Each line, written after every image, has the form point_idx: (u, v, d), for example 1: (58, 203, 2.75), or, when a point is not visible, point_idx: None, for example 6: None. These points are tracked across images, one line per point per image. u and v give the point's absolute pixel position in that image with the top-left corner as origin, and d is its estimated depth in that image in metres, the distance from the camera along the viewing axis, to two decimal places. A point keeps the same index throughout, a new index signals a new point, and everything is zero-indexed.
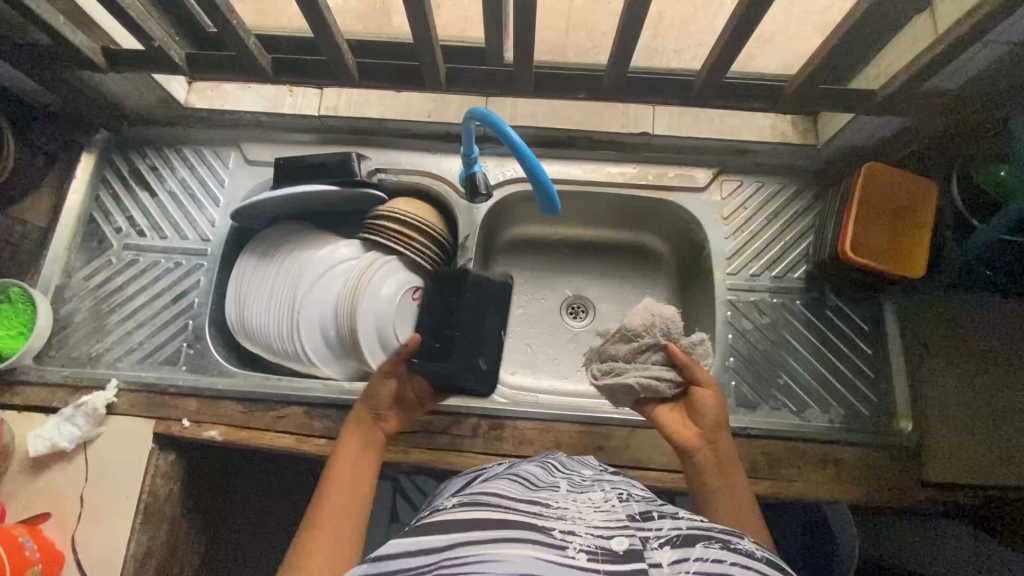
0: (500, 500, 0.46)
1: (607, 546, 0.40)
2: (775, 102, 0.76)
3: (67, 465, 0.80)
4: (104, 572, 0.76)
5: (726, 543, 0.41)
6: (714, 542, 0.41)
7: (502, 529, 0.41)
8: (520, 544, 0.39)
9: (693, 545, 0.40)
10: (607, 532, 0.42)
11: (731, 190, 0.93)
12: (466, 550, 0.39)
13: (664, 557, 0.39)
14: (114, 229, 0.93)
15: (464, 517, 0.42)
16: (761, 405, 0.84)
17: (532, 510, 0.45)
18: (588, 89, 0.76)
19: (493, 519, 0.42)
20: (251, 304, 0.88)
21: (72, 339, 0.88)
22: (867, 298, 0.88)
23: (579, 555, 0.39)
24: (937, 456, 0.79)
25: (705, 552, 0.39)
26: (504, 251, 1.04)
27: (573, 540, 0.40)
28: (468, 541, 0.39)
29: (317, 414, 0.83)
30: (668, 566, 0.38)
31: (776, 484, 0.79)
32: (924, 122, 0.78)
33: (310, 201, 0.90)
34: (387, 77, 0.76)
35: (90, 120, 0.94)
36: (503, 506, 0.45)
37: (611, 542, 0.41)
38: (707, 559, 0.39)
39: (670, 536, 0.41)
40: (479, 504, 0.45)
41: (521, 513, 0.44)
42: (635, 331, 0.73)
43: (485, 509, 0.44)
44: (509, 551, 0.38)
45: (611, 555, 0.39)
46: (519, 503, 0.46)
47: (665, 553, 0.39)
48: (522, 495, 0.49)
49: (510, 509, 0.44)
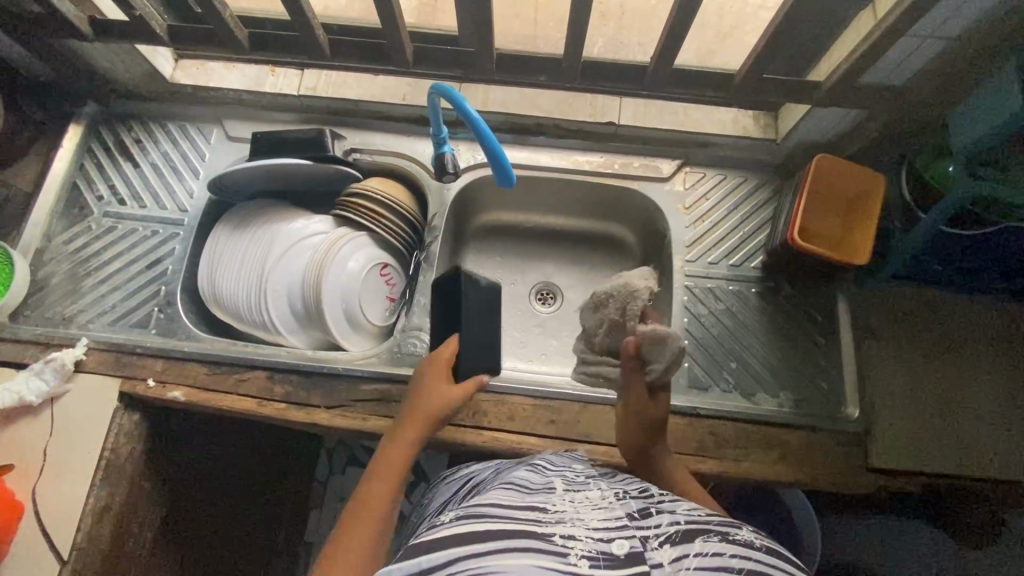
0: (503, 504, 0.49)
1: (608, 551, 0.44)
2: (726, 91, 0.80)
3: (34, 418, 0.83)
4: (63, 523, 0.78)
5: (724, 535, 0.46)
6: (713, 536, 0.46)
7: (507, 539, 0.43)
8: (526, 552, 0.42)
9: (692, 540, 0.45)
10: (607, 535, 0.45)
11: (694, 181, 0.96)
12: (473, 561, 0.40)
13: (664, 557, 0.43)
14: (96, 197, 0.97)
15: (468, 526, 0.44)
16: (712, 387, 0.86)
17: (534, 514, 0.47)
18: (549, 73, 0.80)
19: (496, 526, 0.44)
20: (221, 272, 0.91)
21: (47, 301, 0.91)
22: (821, 288, 0.90)
23: (581, 562, 0.42)
24: (881, 441, 0.81)
25: (704, 546, 0.44)
26: (476, 236, 1.07)
27: (574, 546, 0.43)
28: (474, 552, 0.41)
29: (278, 379, 0.85)
30: (669, 565, 0.42)
31: (722, 463, 0.81)
32: (872, 117, 0.82)
33: (285, 175, 0.93)
34: (358, 55, 0.80)
35: (79, 91, 0.98)
36: (506, 510, 0.47)
37: (612, 545, 0.44)
38: (707, 553, 0.44)
39: (668, 534, 0.46)
40: (481, 510, 0.47)
41: (525, 519, 0.46)
42: (597, 305, 0.80)
43: (487, 515, 0.46)
44: (517, 562, 0.41)
45: (614, 561, 0.43)
46: (521, 507, 0.49)
47: (665, 553, 0.44)
48: (522, 497, 0.52)
49: (514, 514, 0.47)
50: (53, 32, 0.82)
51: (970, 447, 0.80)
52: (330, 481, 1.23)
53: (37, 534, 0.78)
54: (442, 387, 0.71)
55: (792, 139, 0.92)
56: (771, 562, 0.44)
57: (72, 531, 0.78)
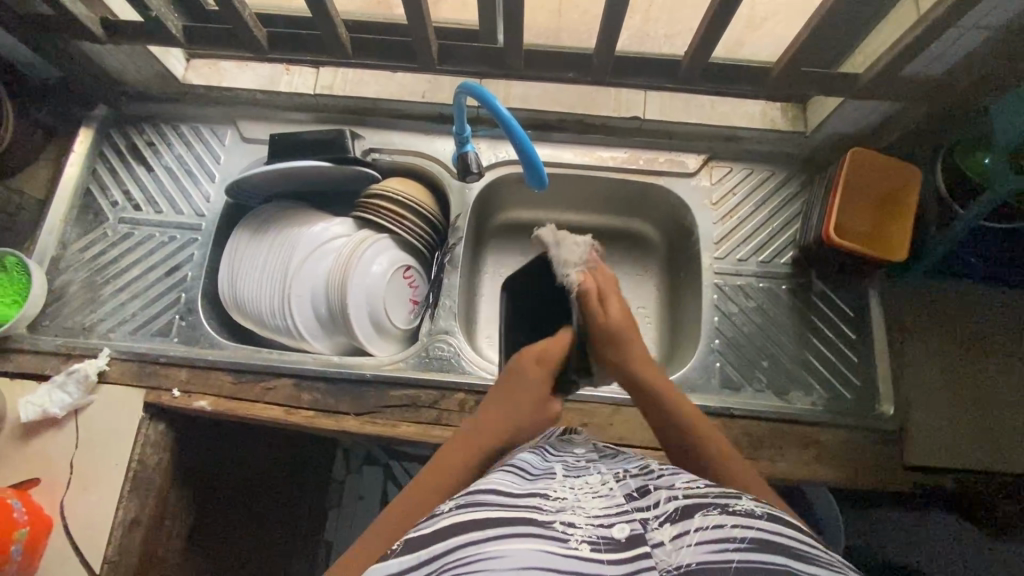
0: (503, 488, 0.47)
1: (608, 535, 0.42)
2: (761, 85, 0.78)
3: (58, 430, 0.81)
4: (93, 536, 0.78)
5: (723, 507, 0.44)
6: (713, 509, 0.44)
7: (504, 525, 0.42)
8: (526, 538, 0.41)
9: (691, 516, 0.43)
10: (606, 521, 0.44)
11: (721, 176, 0.94)
12: (471, 549, 0.41)
13: (665, 535, 0.42)
14: (110, 202, 0.94)
15: (463, 514, 0.44)
16: (744, 387, 0.85)
17: (535, 500, 0.45)
18: (577, 69, 0.77)
19: (493, 512, 0.43)
20: (243, 277, 0.90)
21: (65, 310, 0.89)
22: (853, 284, 0.89)
23: (581, 546, 0.41)
24: (916, 439, 0.80)
25: (704, 520, 0.42)
26: (495, 234, 1.05)
27: (574, 532, 0.42)
28: (472, 539, 0.41)
29: (305, 387, 0.83)
30: (669, 543, 0.42)
31: (758, 463, 0.80)
32: (909, 108, 0.80)
33: (304, 177, 0.91)
34: (379, 53, 0.77)
35: (89, 94, 0.95)
36: (503, 492, 0.46)
37: (611, 529, 0.43)
38: (708, 527, 0.42)
39: (667, 511, 0.44)
40: (481, 495, 0.46)
41: (524, 505, 0.44)
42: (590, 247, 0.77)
43: (486, 503, 0.44)
44: (518, 546, 0.40)
45: (614, 545, 0.42)
46: (521, 492, 0.46)
47: (664, 531, 0.43)
48: (522, 480, 0.49)
49: (513, 500, 0.45)
50: (64, 34, 0.79)
51: (1008, 443, 0.79)
52: (347, 481, 1.20)
53: (66, 547, 0.78)
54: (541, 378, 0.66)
55: (823, 130, 0.90)
56: (775, 530, 0.42)
57: (102, 543, 0.78)
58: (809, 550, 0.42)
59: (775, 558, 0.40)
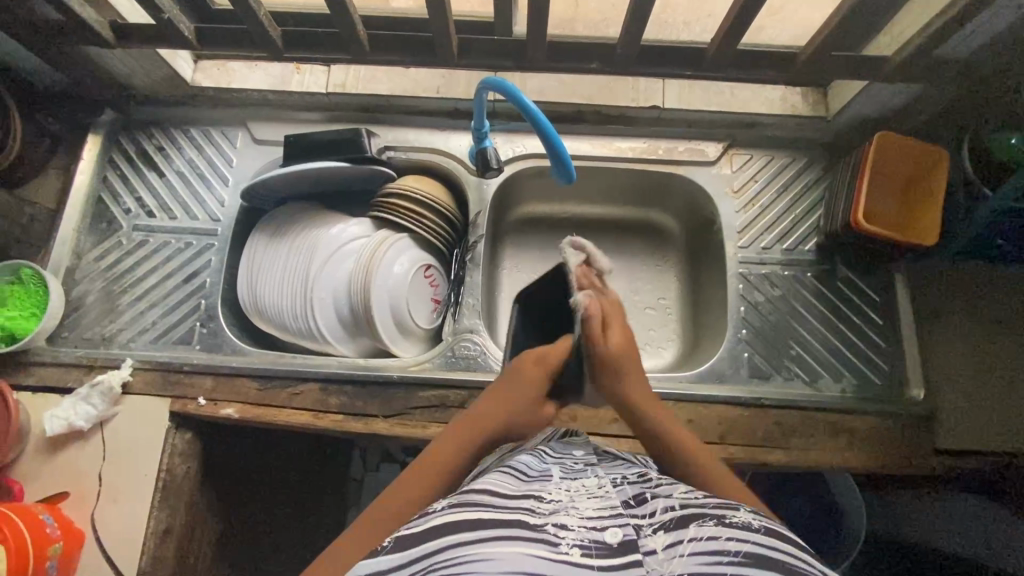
0: (497, 491, 0.46)
1: (602, 540, 0.41)
2: (788, 70, 0.76)
3: (85, 443, 0.81)
4: (126, 548, 0.77)
5: (720, 519, 0.43)
6: (707, 520, 0.42)
7: (497, 528, 0.41)
8: (517, 540, 0.40)
9: (686, 526, 0.42)
10: (600, 524, 0.43)
11: (741, 163, 0.93)
12: (461, 549, 0.39)
13: (658, 543, 0.41)
14: (123, 210, 0.93)
15: (458, 515, 0.42)
16: (774, 376, 0.84)
17: (529, 503, 0.45)
18: (600, 60, 0.76)
19: (488, 515, 0.42)
20: (263, 282, 0.89)
21: (84, 321, 0.88)
22: (878, 269, 0.88)
23: (572, 551, 0.40)
24: (946, 422, 0.80)
25: (698, 531, 0.41)
26: (512, 230, 1.04)
27: (566, 535, 0.41)
28: (463, 541, 0.40)
29: (333, 391, 0.83)
30: (662, 551, 0.41)
31: (790, 453, 0.79)
32: (936, 90, 0.79)
33: (321, 178, 0.89)
34: (398, 49, 0.76)
35: (96, 100, 0.93)
36: (499, 496, 0.45)
37: (605, 533, 0.42)
38: (702, 538, 0.41)
39: (662, 520, 0.43)
40: (475, 497, 0.45)
41: (518, 507, 0.44)
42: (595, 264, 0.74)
43: (480, 504, 0.44)
44: (509, 548, 0.39)
45: (606, 550, 0.41)
46: (515, 495, 0.46)
47: (658, 539, 0.42)
48: (518, 482, 0.49)
49: (505, 502, 0.44)
50: (74, 39, 0.77)
51: None
52: (364, 478, 1.17)
53: (99, 559, 0.77)
54: (528, 389, 0.68)
55: (845, 115, 0.88)
56: (771, 544, 0.41)
57: (135, 555, 0.77)
58: (804, 567, 0.40)
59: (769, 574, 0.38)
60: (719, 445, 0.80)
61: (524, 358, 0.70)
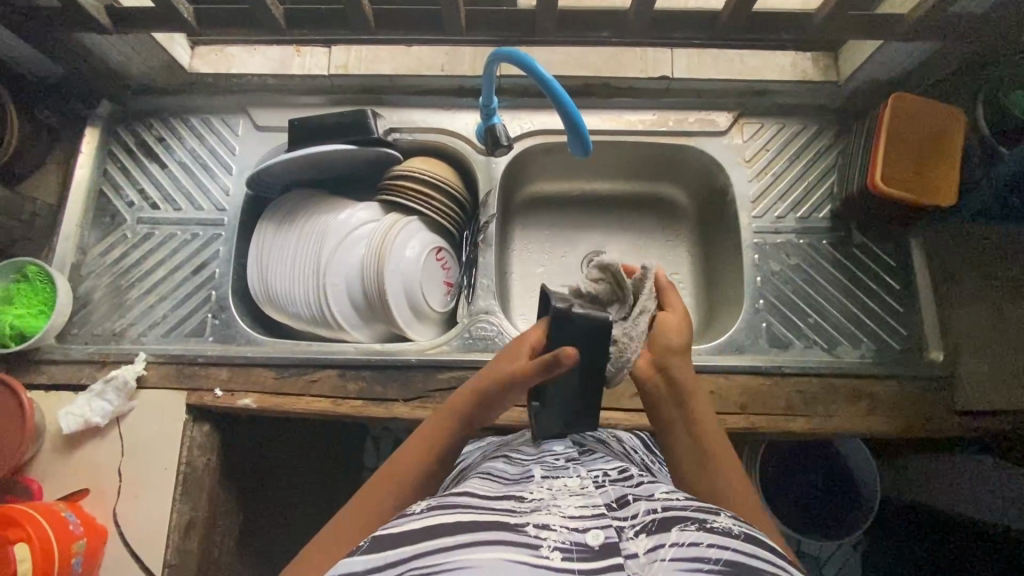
0: (477, 493, 0.47)
1: (582, 542, 0.40)
2: (802, 32, 0.75)
3: (102, 440, 0.80)
4: (150, 541, 0.77)
5: (701, 523, 0.42)
6: (690, 525, 0.42)
7: (476, 533, 0.40)
8: (498, 545, 0.39)
9: (668, 530, 0.42)
10: (581, 525, 0.42)
11: (752, 132, 0.92)
12: (442, 556, 0.38)
13: (640, 547, 0.40)
14: (126, 203, 0.91)
15: (436, 519, 0.42)
16: (793, 344, 0.84)
17: (509, 504, 0.45)
18: (611, 28, 0.74)
19: (467, 518, 0.42)
20: (273, 271, 0.87)
21: (94, 317, 0.87)
22: (893, 233, 0.88)
23: (553, 554, 0.39)
24: (969, 383, 0.79)
25: (681, 536, 0.41)
26: (521, 209, 1.02)
27: (547, 537, 0.40)
28: (441, 548, 0.39)
29: (351, 377, 0.82)
30: (644, 555, 0.40)
31: (812, 420, 0.79)
32: (951, 47, 0.77)
33: (327, 163, 0.88)
34: (403, 24, 0.74)
35: (93, 90, 0.91)
36: (480, 501, 0.45)
37: (586, 536, 0.41)
38: (683, 544, 0.40)
39: (644, 522, 0.43)
40: (456, 499, 0.45)
41: (498, 507, 0.44)
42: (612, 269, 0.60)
43: (460, 505, 0.44)
44: (486, 556, 0.38)
45: (588, 553, 0.39)
46: (495, 498, 0.46)
47: (640, 542, 0.41)
48: (497, 487, 0.49)
49: (485, 504, 0.44)
50: (70, 26, 0.74)
51: None
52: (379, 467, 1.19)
53: (123, 556, 0.77)
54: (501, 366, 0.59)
55: (857, 79, 0.87)
56: (750, 551, 0.41)
57: (160, 548, 0.77)
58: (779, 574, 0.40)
59: None
60: (741, 415, 0.79)
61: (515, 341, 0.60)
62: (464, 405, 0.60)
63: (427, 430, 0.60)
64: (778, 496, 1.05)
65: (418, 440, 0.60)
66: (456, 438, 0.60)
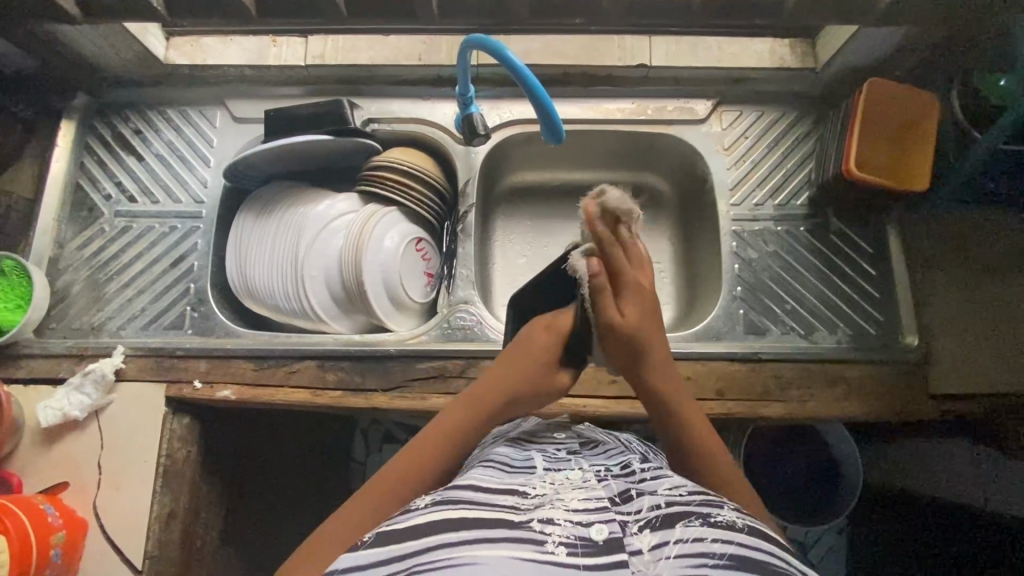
0: (480, 485, 0.46)
1: (586, 536, 0.41)
2: (775, 18, 0.75)
3: (81, 433, 0.80)
4: (131, 533, 0.77)
5: (705, 517, 0.44)
6: (694, 519, 0.43)
7: (482, 530, 0.41)
8: (503, 541, 0.40)
9: (672, 525, 0.43)
10: (585, 519, 0.43)
11: (731, 120, 0.92)
12: (447, 552, 0.39)
13: (644, 543, 0.42)
14: (103, 196, 0.91)
15: (445, 513, 0.42)
16: (770, 331, 0.84)
17: (512, 500, 0.45)
18: (584, 15, 0.74)
19: (473, 513, 0.42)
20: (253, 263, 0.87)
21: (72, 311, 0.86)
22: (869, 219, 0.88)
23: (559, 549, 0.40)
24: (939, 367, 0.80)
25: (684, 531, 0.42)
26: (502, 199, 1.02)
27: (552, 532, 0.41)
28: (445, 543, 0.40)
29: (330, 367, 0.82)
30: (648, 552, 0.41)
31: (788, 406, 0.79)
32: (926, 33, 0.77)
33: (304, 154, 0.88)
34: (376, 12, 0.74)
35: (68, 83, 0.90)
36: (485, 495, 0.45)
37: (590, 530, 0.42)
38: (686, 539, 0.41)
39: (648, 517, 0.44)
40: (460, 492, 0.45)
41: (502, 503, 0.44)
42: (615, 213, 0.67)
43: (465, 500, 0.44)
44: (491, 552, 0.39)
45: (592, 548, 0.41)
46: (500, 490, 0.46)
47: (644, 537, 0.42)
48: (502, 475, 0.49)
49: (490, 497, 0.44)
50: (39, 16, 0.74)
51: None
52: (368, 460, 1.19)
53: (104, 547, 0.77)
54: (526, 365, 0.67)
55: (834, 65, 0.87)
56: (753, 544, 0.42)
57: (141, 540, 0.77)
58: (784, 566, 0.41)
59: None
60: (718, 401, 0.79)
61: (531, 334, 0.69)
62: (489, 402, 0.63)
63: (447, 421, 0.62)
64: (764, 483, 1.06)
65: (438, 430, 0.61)
66: (478, 423, 0.62)
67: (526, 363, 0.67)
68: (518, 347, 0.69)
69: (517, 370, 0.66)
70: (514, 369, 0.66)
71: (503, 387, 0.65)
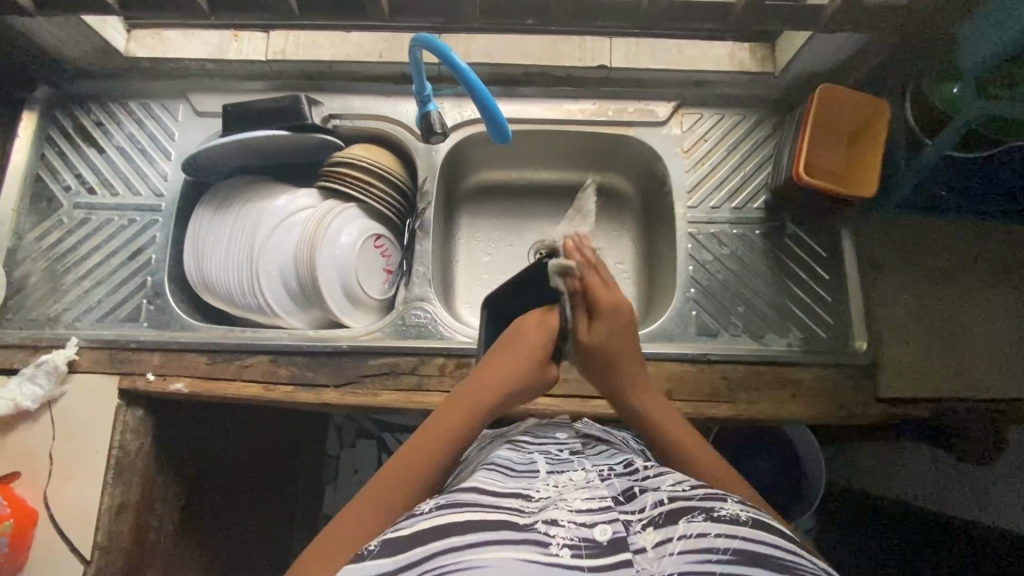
0: (487, 489, 0.47)
1: (591, 537, 0.42)
2: (726, 22, 0.76)
3: (33, 424, 0.80)
4: (81, 523, 0.77)
5: (708, 512, 0.44)
6: (697, 515, 0.44)
7: (484, 532, 0.41)
8: (507, 543, 0.40)
9: (676, 522, 0.43)
10: (589, 520, 0.43)
11: (691, 123, 0.92)
12: (454, 556, 0.40)
13: (647, 541, 0.42)
14: (63, 187, 0.91)
15: (453, 517, 0.43)
16: (721, 332, 0.85)
17: (517, 503, 0.45)
18: (534, 15, 0.74)
19: (479, 517, 0.43)
20: (209, 257, 0.88)
21: (29, 302, 0.87)
22: (824, 224, 0.89)
23: (563, 551, 0.40)
24: (887, 371, 0.81)
25: (688, 527, 0.43)
26: (468, 197, 1.03)
27: (556, 534, 0.42)
28: (450, 547, 0.40)
29: (282, 362, 0.82)
30: (652, 550, 0.41)
31: (735, 407, 0.80)
32: (879, 40, 0.78)
33: (262, 149, 0.88)
34: (329, 8, 0.74)
35: (28, 74, 0.90)
36: (491, 500, 0.45)
37: (594, 531, 0.42)
38: (690, 535, 0.42)
39: (651, 516, 0.44)
40: (465, 496, 0.46)
41: (508, 507, 0.45)
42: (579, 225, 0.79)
43: (470, 504, 0.45)
44: (499, 554, 0.39)
45: (597, 548, 0.41)
46: (504, 494, 0.46)
47: (648, 536, 0.43)
48: (503, 479, 0.49)
49: (493, 501, 0.45)
50: None
51: (974, 369, 0.80)
52: (340, 455, 1.24)
53: (54, 537, 0.78)
54: (516, 352, 0.69)
55: (791, 70, 0.88)
56: (757, 537, 0.42)
57: (91, 530, 0.77)
58: (793, 558, 0.41)
59: (760, 570, 0.40)
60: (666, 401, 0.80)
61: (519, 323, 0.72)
62: (480, 400, 0.65)
63: (437, 422, 0.63)
64: None
65: (429, 431, 0.61)
66: (472, 419, 0.63)
67: (515, 351, 0.69)
68: (503, 341, 0.70)
69: (505, 362, 0.68)
70: (503, 363, 0.68)
71: (493, 383, 0.66)
